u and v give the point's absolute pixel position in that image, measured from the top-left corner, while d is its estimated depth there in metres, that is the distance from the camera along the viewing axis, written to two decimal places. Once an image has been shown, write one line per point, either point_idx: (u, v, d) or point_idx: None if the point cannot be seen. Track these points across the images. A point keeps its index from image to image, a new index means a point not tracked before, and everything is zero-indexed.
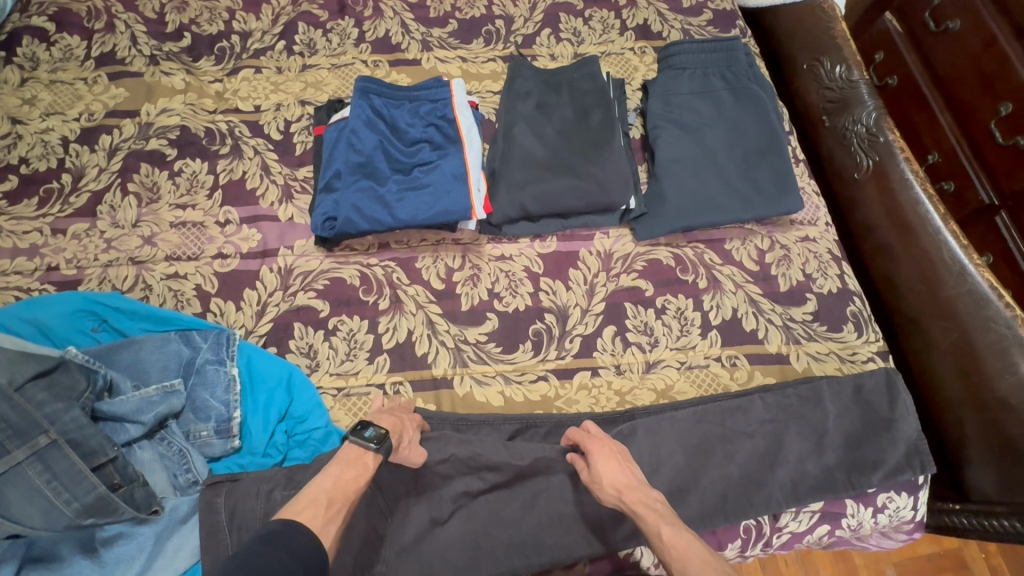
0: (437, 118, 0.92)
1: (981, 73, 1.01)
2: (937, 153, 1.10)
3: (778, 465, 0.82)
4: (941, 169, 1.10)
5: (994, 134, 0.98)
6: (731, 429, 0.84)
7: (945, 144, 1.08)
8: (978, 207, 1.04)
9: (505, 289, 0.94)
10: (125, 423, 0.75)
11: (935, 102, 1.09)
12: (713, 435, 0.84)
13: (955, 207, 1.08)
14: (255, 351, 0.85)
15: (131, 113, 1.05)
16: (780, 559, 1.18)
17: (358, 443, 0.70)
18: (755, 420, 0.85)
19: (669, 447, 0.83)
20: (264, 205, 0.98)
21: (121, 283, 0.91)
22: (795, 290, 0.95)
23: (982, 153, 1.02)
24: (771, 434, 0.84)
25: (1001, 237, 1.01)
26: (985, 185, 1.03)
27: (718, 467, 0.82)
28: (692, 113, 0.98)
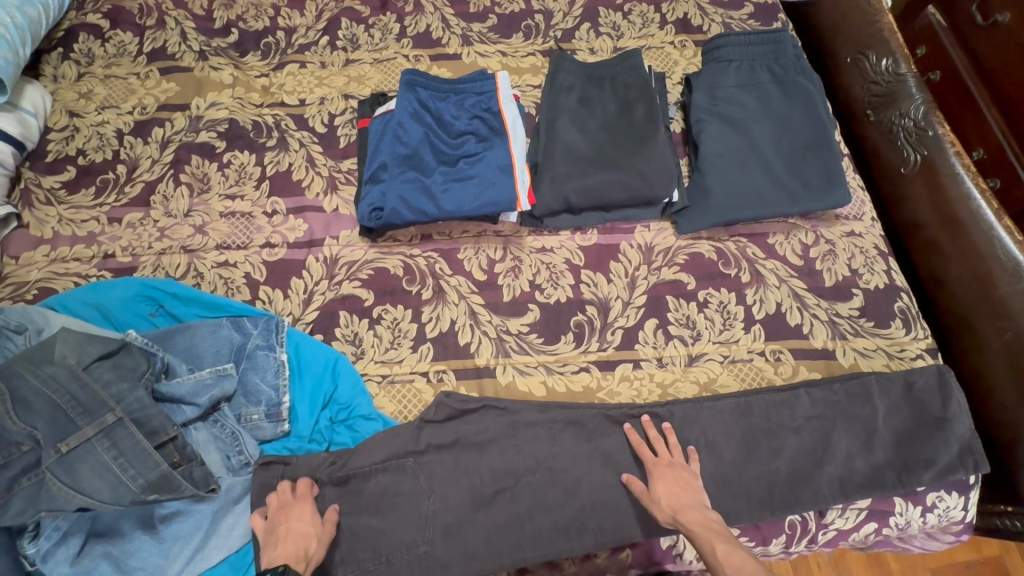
0: (482, 111, 0.93)
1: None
2: (983, 150, 1.07)
3: (824, 460, 0.82)
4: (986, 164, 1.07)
5: None
6: (776, 422, 0.83)
7: (992, 140, 1.05)
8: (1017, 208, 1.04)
9: (546, 281, 0.94)
10: (183, 404, 0.78)
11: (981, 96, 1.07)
12: (759, 428, 0.83)
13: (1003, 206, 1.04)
14: (302, 338, 0.87)
15: (182, 106, 1.08)
16: (812, 556, 1.24)
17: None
18: (801, 417, 0.83)
19: (714, 438, 0.83)
20: (310, 196, 1.00)
21: (174, 271, 0.94)
22: (841, 284, 0.94)
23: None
24: (817, 429, 0.83)
25: None
26: None
27: (763, 460, 0.82)
28: (738, 107, 0.96)
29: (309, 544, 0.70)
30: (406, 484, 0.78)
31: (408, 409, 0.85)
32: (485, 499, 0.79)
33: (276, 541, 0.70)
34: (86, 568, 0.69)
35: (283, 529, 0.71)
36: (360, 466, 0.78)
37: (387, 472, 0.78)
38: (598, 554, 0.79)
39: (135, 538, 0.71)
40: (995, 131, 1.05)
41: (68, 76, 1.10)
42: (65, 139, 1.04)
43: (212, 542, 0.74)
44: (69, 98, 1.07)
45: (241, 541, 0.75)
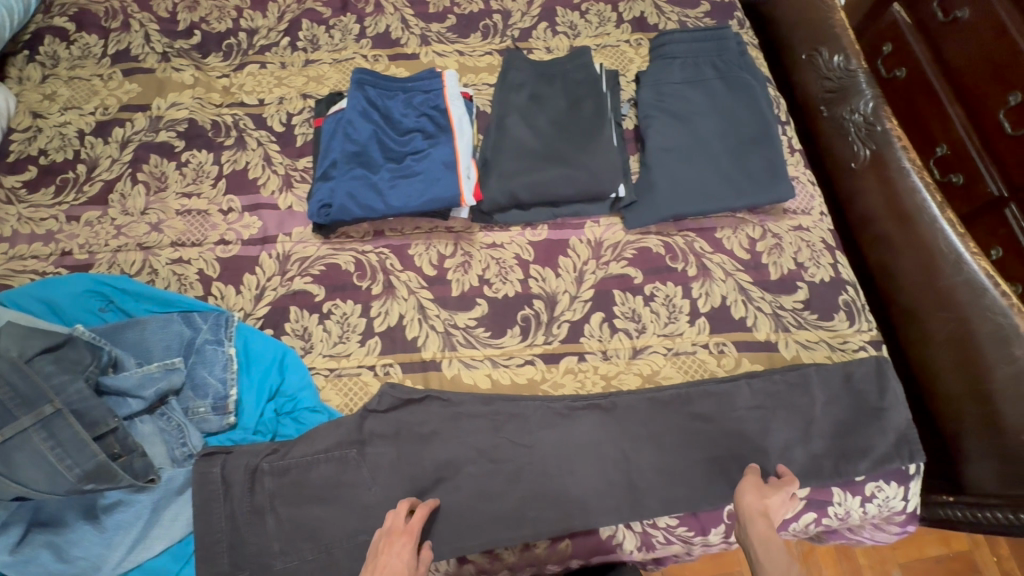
0: (429, 108, 0.94)
1: (993, 63, 1.11)
2: (946, 145, 1.22)
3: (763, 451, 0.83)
4: (949, 160, 1.22)
5: (1004, 124, 1.09)
6: (717, 413, 0.84)
7: (954, 136, 1.20)
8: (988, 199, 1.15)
9: (495, 276, 0.95)
10: (128, 397, 0.80)
11: (942, 93, 1.21)
12: (698, 419, 0.84)
13: (966, 199, 1.19)
14: (252, 333, 0.89)
15: (143, 107, 1.09)
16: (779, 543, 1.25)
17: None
18: (741, 408, 0.84)
19: (656, 428, 0.84)
20: (265, 194, 1.02)
21: (129, 267, 0.95)
22: (786, 278, 0.95)
23: (992, 145, 1.13)
24: (757, 420, 0.84)
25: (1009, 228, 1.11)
26: (995, 176, 1.13)
27: (702, 451, 0.83)
28: (684, 103, 0.97)
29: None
30: (348, 474, 0.79)
31: (353, 401, 0.87)
32: (425, 489, 0.80)
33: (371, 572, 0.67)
34: (28, 557, 0.71)
35: (383, 559, 0.67)
36: (301, 457, 0.79)
37: (329, 463, 0.79)
38: (539, 543, 0.80)
39: (77, 528, 0.73)
40: (959, 127, 1.18)
41: (33, 78, 1.12)
42: (28, 140, 1.06)
43: (154, 532, 0.75)
44: (33, 100, 1.10)
45: (182, 531, 0.76)
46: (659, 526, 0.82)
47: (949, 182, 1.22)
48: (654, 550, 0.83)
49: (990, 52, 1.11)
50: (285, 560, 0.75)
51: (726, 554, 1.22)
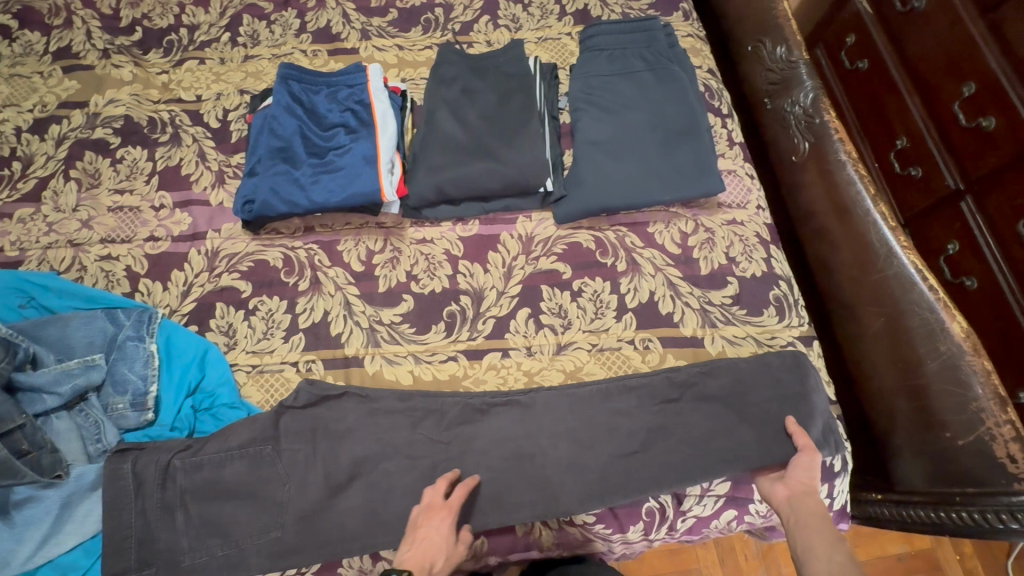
0: (354, 103, 0.95)
1: (947, 55, 1.10)
2: (906, 138, 1.19)
3: (684, 448, 0.81)
4: (909, 154, 1.19)
5: (960, 116, 1.07)
6: (635, 407, 0.84)
7: (914, 129, 1.17)
8: (946, 192, 1.12)
9: (423, 272, 0.95)
10: (44, 394, 0.80)
11: (903, 86, 1.19)
12: (617, 417, 0.83)
13: (924, 194, 1.16)
14: (175, 330, 0.89)
15: (81, 104, 1.09)
16: (737, 538, 1.23)
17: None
18: (658, 404, 0.84)
19: (573, 423, 0.83)
20: (197, 190, 1.02)
21: (58, 264, 0.95)
22: (716, 272, 0.93)
23: (950, 138, 1.11)
24: (676, 416, 0.83)
25: (967, 224, 1.08)
26: (953, 170, 1.11)
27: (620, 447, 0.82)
28: (613, 96, 0.99)
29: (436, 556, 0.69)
30: (262, 470, 0.79)
31: (273, 397, 0.86)
32: (339, 485, 0.80)
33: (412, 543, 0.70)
34: None
35: (422, 533, 0.71)
36: (215, 454, 0.79)
37: (242, 460, 0.80)
38: None
39: None
40: (918, 120, 1.16)
41: None
42: None
43: (67, 527, 0.75)
44: None
45: (95, 527, 0.76)
46: (576, 523, 0.81)
47: (908, 175, 1.19)
48: (575, 548, 0.83)
49: (950, 47, 1.10)
50: (195, 556, 0.76)
51: (685, 550, 1.22)
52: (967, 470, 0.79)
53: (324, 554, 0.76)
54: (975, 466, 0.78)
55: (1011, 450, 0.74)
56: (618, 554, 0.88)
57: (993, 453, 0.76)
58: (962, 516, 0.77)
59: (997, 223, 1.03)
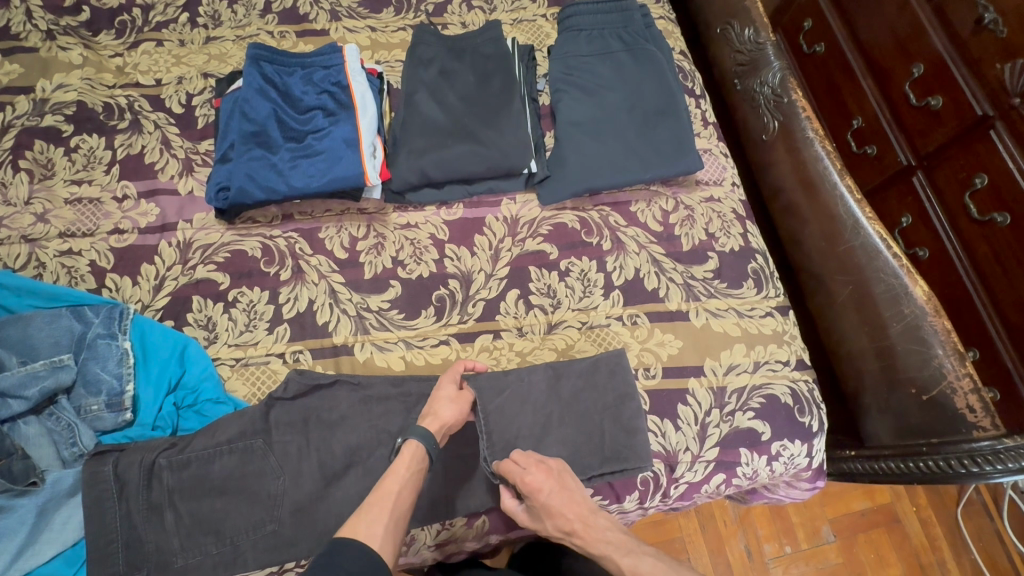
0: (331, 85, 0.92)
1: (898, 38, 1.16)
2: (861, 119, 1.25)
3: (608, 430, 0.81)
4: (864, 133, 1.25)
5: (910, 95, 1.14)
6: (556, 390, 0.83)
7: (868, 110, 1.23)
8: (898, 168, 1.18)
9: (409, 257, 0.94)
10: (8, 398, 0.75)
11: (858, 68, 1.25)
12: (536, 409, 0.82)
13: (879, 170, 1.22)
14: (150, 324, 0.84)
15: (26, 89, 1.02)
16: (716, 504, 1.29)
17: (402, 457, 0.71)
18: (570, 393, 0.83)
19: (520, 410, 0.81)
20: (163, 179, 0.97)
21: (12, 262, 0.89)
22: (697, 248, 0.96)
23: (902, 118, 1.17)
24: (590, 402, 0.83)
25: (918, 197, 1.14)
26: (904, 147, 1.17)
27: (552, 433, 0.81)
28: (592, 76, 1.00)
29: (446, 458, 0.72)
30: (253, 465, 0.77)
31: (260, 390, 0.84)
32: (335, 474, 0.78)
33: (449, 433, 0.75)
34: None
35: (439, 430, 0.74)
36: (202, 451, 0.76)
37: (232, 455, 0.77)
38: (456, 520, 0.80)
39: None
40: (872, 101, 1.22)
41: None
42: None
43: (43, 537, 0.71)
44: None
45: (75, 535, 0.72)
46: None
47: (863, 153, 1.25)
48: None
49: (900, 33, 1.16)
50: (186, 557, 0.73)
51: (669, 520, 1.27)
52: (930, 423, 0.85)
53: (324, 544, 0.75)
54: (937, 418, 0.84)
55: (971, 401, 0.80)
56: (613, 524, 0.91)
57: (953, 406, 0.82)
58: (926, 465, 0.83)
59: (945, 196, 1.09)
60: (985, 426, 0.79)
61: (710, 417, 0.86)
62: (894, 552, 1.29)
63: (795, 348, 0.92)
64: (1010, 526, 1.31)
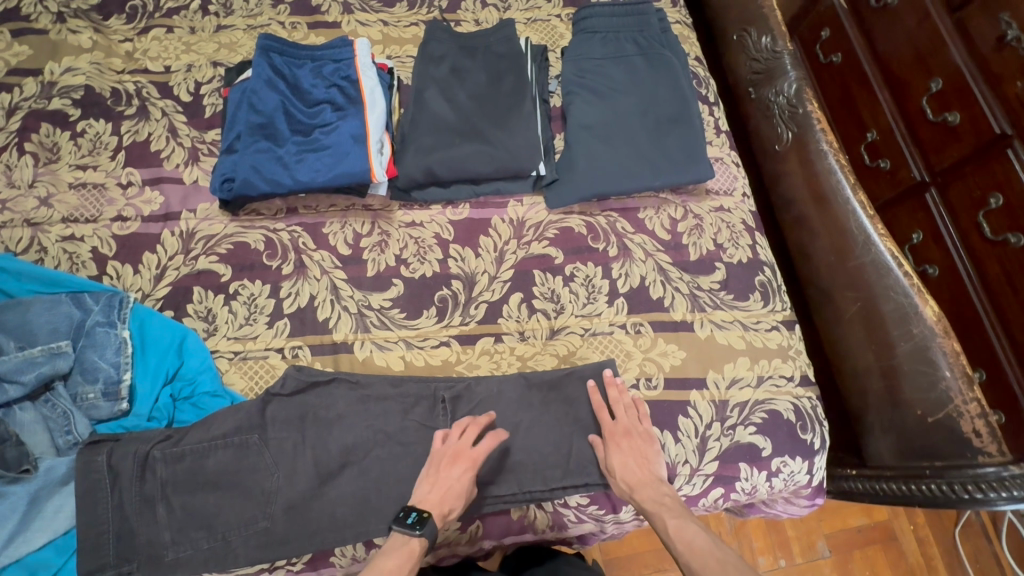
0: (340, 79, 0.91)
1: (917, 51, 1.14)
2: (875, 131, 1.23)
3: (577, 443, 0.82)
4: (878, 146, 1.23)
5: (926, 110, 1.12)
6: (525, 402, 0.83)
7: (882, 122, 1.21)
8: (911, 183, 1.16)
9: (412, 256, 0.93)
10: (5, 383, 0.75)
11: (875, 81, 1.23)
12: (505, 420, 0.82)
13: (891, 184, 1.20)
14: (149, 314, 0.84)
15: (34, 71, 1.01)
16: (712, 515, 1.27)
17: (401, 531, 0.69)
18: (539, 403, 0.83)
19: (487, 422, 0.82)
20: (169, 168, 0.96)
21: (15, 245, 0.89)
22: (705, 258, 0.95)
23: (917, 133, 1.15)
24: (561, 413, 0.83)
25: (930, 214, 1.12)
26: (918, 162, 1.15)
27: (520, 443, 0.81)
28: (605, 79, 0.99)
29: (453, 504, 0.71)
30: (247, 461, 0.76)
31: (258, 385, 0.83)
32: (330, 473, 0.77)
33: (430, 483, 0.73)
34: None
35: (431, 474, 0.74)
36: (198, 444, 0.76)
37: (227, 450, 0.76)
38: (450, 523, 0.80)
39: None
40: (886, 114, 1.20)
41: None
42: None
43: (36, 524, 0.71)
44: None
45: (67, 523, 0.71)
46: (570, 505, 0.82)
47: (876, 167, 1.23)
48: (567, 529, 0.84)
49: (919, 46, 1.14)
50: (178, 551, 0.72)
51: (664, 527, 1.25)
52: (935, 445, 0.84)
53: (316, 543, 0.74)
54: (941, 441, 0.83)
55: (977, 425, 0.79)
56: (608, 534, 0.90)
57: (959, 429, 0.81)
58: (930, 488, 0.82)
59: (958, 214, 1.07)
60: (991, 451, 0.78)
61: (711, 430, 0.85)
62: (889, 570, 1.27)
63: (800, 364, 0.91)
64: (1008, 549, 1.29)
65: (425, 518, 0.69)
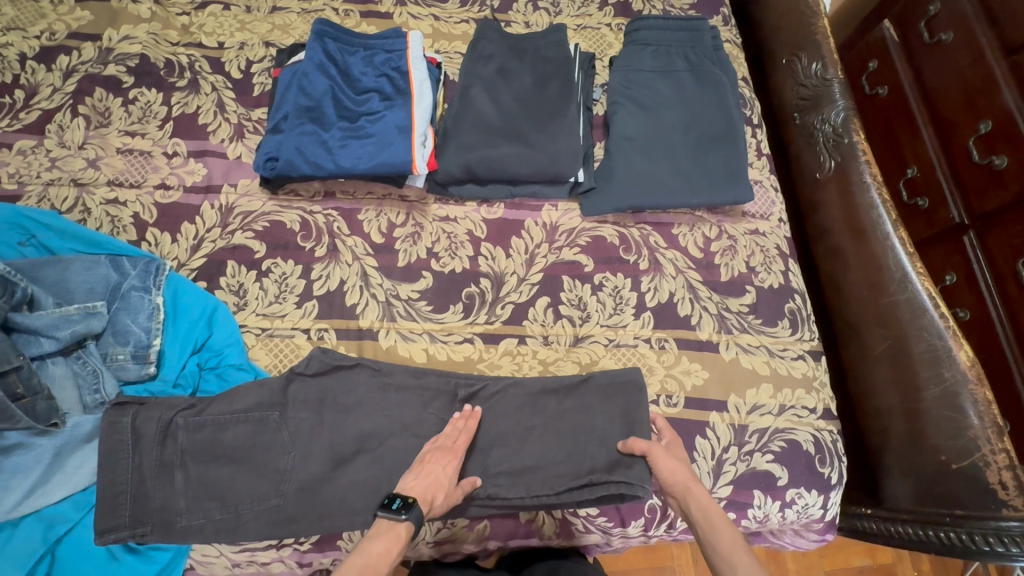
0: (391, 69, 0.92)
1: (967, 90, 1.12)
2: (916, 168, 1.21)
3: (590, 451, 0.80)
4: (917, 184, 1.22)
5: (972, 151, 1.09)
6: (537, 406, 0.83)
7: (924, 159, 1.20)
8: (949, 224, 1.15)
9: (444, 250, 0.93)
10: (40, 337, 0.77)
11: (920, 117, 1.21)
12: (518, 422, 0.82)
13: (927, 223, 1.19)
14: (183, 283, 0.85)
15: (93, 37, 1.03)
16: None
17: (386, 517, 0.64)
18: (554, 409, 0.83)
19: (499, 422, 0.82)
20: (214, 141, 0.98)
21: (59, 203, 0.91)
22: (736, 280, 0.94)
23: (959, 174, 1.13)
24: (576, 420, 0.82)
25: (966, 257, 1.11)
26: (958, 203, 1.14)
27: (531, 445, 0.81)
28: (653, 92, 0.98)
29: (436, 492, 0.69)
30: (266, 437, 0.77)
31: (282, 363, 0.84)
32: (344, 458, 0.78)
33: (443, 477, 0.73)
34: None
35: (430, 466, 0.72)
36: (219, 416, 0.77)
37: (247, 424, 0.77)
38: (458, 520, 0.79)
39: None
40: (930, 151, 1.19)
41: None
42: None
43: (57, 478, 0.72)
44: None
45: (86, 480, 0.73)
46: (579, 515, 0.82)
47: (913, 205, 1.22)
48: (573, 538, 0.83)
49: (971, 86, 1.11)
50: (191, 519, 0.73)
51: (660, 548, 1.24)
52: (956, 493, 0.82)
53: (324, 526, 0.75)
54: (964, 489, 0.81)
55: (1003, 477, 0.77)
56: (613, 547, 0.90)
57: (984, 479, 0.79)
58: (950, 536, 0.81)
59: (996, 260, 1.05)
60: (1016, 505, 0.76)
61: (727, 454, 0.84)
62: None
63: (823, 396, 0.89)
64: None
65: (412, 503, 0.65)
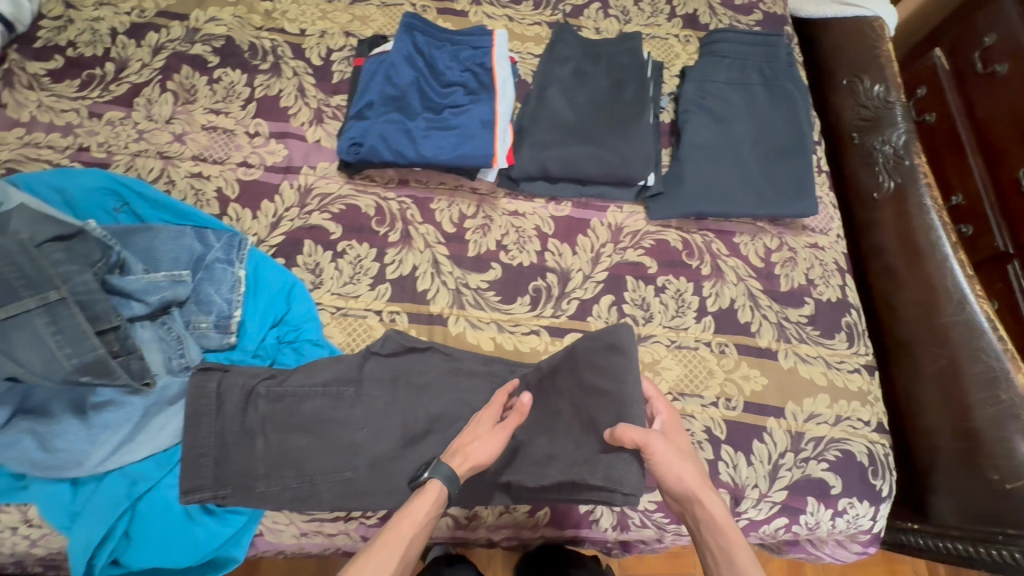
0: (475, 65, 0.95)
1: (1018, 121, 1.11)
2: (962, 196, 1.23)
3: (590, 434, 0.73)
4: (961, 212, 1.23)
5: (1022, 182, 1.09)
6: (552, 386, 0.79)
7: (971, 188, 1.21)
8: (993, 253, 1.16)
9: (513, 243, 0.96)
10: (131, 300, 0.78)
11: (968, 145, 1.22)
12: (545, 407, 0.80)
13: (971, 250, 1.20)
14: (264, 259, 0.88)
15: (181, 16, 1.07)
16: None
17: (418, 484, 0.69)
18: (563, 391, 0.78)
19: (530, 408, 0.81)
20: (294, 124, 1.01)
21: (146, 174, 0.94)
22: (796, 291, 0.96)
23: (1006, 204, 1.14)
24: (577, 399, 0.76)
25: (1009, 286, 1.12)
26: (1003, 233, 1.15)
27: (558, 432, 0.78)
28: (724, 104, 1.01)
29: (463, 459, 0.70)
30: (341, 412, 0.79)
31: (355, 342, 0.87)
32: (414, 437, 0.80)
33: None
34: (12, 439, 0.71)
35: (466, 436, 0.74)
36: (299, 387, 0.79)
37: (324, 397, 0.80)
38: (519, 505, 0.81)
39: (63, 421, 0.73)
40: (977, 180, 1.19)
41: None
42: (56, 29, 1.03)
43: (142, 437, 0.75)
44: None
45: (169, 441, 0.76)
46: (636, 509, 0.83)
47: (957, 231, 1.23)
48: (628, 531, 0.85)
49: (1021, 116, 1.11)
50: (268, 485, 0.75)
51: (684, 554, 1.25)
52: (1008, 513, 0.83)
53: (394, 501, 0.77)
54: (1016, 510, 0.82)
55: None
56: (663, 544, 0.91)
57: None
58: (1000, 554, 0.82)
59: None
60: None
61: (784, 460, 0.86)
62: None
63: (877, 410, 0.91)
64: None
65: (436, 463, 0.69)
